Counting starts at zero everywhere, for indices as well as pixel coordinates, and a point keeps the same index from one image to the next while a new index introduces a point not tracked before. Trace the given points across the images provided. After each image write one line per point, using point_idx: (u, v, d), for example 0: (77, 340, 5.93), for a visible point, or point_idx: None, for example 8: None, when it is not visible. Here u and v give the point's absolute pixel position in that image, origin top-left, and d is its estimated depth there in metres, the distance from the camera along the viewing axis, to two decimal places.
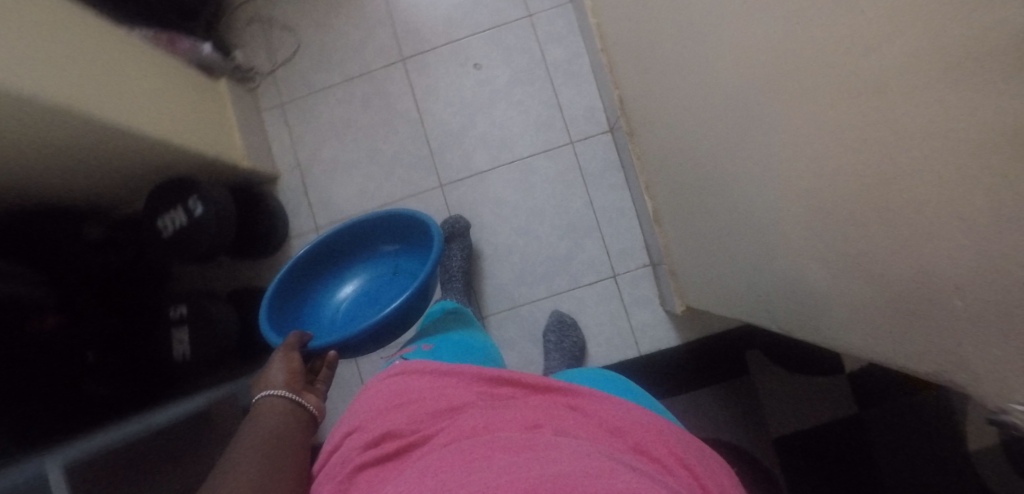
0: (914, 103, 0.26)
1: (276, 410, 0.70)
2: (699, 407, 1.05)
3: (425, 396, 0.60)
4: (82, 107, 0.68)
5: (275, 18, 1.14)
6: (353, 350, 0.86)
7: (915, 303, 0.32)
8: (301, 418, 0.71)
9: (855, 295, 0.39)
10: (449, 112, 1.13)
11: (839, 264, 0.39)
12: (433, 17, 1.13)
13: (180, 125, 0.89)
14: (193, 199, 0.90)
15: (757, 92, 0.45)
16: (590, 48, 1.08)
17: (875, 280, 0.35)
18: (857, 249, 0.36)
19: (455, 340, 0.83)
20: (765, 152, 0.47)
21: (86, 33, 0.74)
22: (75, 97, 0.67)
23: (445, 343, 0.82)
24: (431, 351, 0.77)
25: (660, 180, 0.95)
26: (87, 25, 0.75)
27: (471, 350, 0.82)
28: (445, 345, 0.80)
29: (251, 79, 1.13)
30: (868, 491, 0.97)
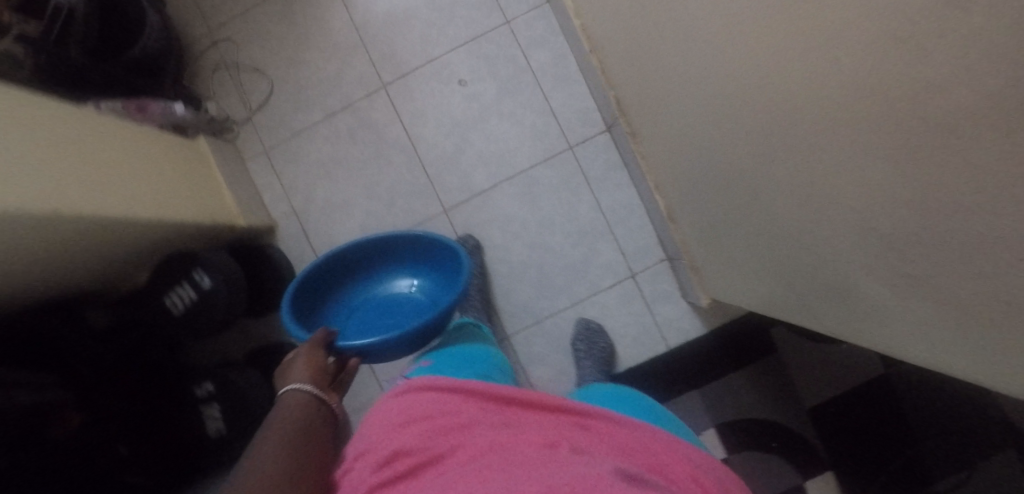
0: (969, 182, 0.26)
1: (300, 402, 0.71)
2: (733, 390, 1.07)
3: (436, 412, 0.59)
4: (70, 210, 0.64)
5: (242, 61, 1.08)
6: (373, 357, 0.84)
7: (999, 343, 0.32)
8: (324, 413, 0.72)
9: (931, 318, 0.39)
10: (441, 133, 1.09)
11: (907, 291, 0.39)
12: (407, 37, 1.08)
13: (167, 198, 0.84)
14: (198, 271, 0.87)
15: (794, 119, 0.44)
16: (575, 48, 1.05)
17: (957, 313, 0.35)
18: (932, 283, 0.36)
19: (461, 353, 0.81)
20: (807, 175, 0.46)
21: (57, 125, 0.69)
22: (60, 202, 0.63)
23: (445, 356, 0.80)
24: (436, 367, 0.75)
25: (668, 177, 0.94)
26: (55, 115, 0.70)
27: (480, 362, 0.80)
28: (454, 360, 0.78)
29: (228, 128, 1.08)
30: (903, 447, 1.01)
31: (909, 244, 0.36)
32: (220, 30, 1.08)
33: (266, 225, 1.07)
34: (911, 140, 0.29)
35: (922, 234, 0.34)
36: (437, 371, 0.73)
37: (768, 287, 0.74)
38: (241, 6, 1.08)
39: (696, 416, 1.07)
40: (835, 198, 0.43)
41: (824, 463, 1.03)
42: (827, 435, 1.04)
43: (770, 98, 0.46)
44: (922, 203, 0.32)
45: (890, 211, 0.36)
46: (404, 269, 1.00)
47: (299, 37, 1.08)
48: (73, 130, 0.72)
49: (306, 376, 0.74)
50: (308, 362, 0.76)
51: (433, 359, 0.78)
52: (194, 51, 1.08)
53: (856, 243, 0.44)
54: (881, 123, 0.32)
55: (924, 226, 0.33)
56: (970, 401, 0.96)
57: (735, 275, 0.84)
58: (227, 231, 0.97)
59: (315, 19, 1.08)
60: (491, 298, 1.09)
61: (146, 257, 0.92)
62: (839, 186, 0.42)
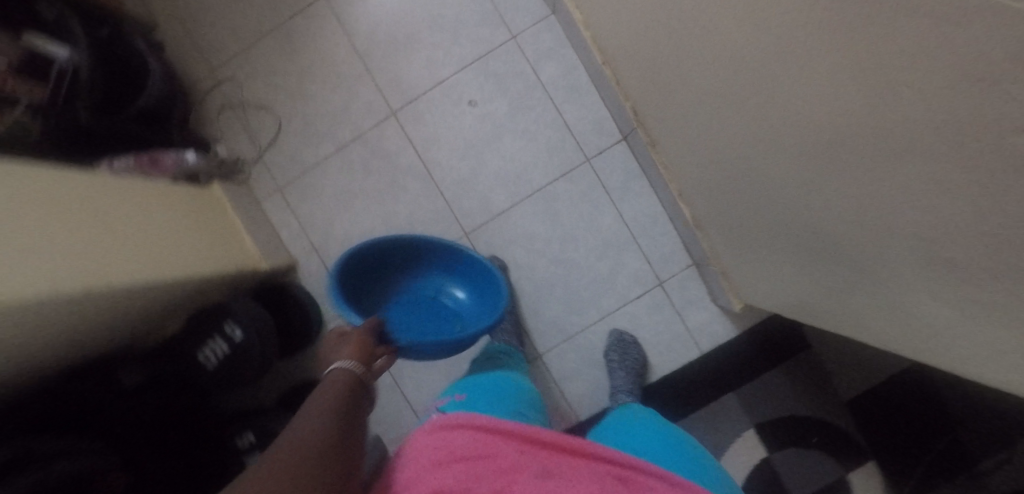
0: None
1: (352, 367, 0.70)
2: (773, 391, 1.06)
3: (479, 451, 0.55)
4: (100, 281, 0.63)
5: (247, 100, 1.07)
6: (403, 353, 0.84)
7: None
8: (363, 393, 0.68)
9: None
10: (455, 156, 1.07)
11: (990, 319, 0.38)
12: (413, 61, 1.07)
13: (190, 250, 0.83)
14: (230, 324, 0.88)
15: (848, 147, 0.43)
16: (586, 59, 1.03)
17: None
18: None
19: (493, 383, 0.78)
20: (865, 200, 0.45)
21: (77, 192, 0.68)
22: (89, 274, 0.62)
23: (478, 388, 0.76)
24: (469, 400, 0.71)
25: (691, 185, 0.93)
26: (74, 181, 0.69)
27: (512, 394, 0.77)
28: (486, 391, 0.74)
29: (240, 169, 1.07)
30: (946, 437, 1.00)
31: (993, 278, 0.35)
32: (224, 71, 1.07)
33: (287, 264, 1.05)
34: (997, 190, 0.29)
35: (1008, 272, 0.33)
36: (471, 405, 0.70)
37: (815, 295, 0.73)
38: (243, 45, 1.07)
39: (735, 420, 1.06)
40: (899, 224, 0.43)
41: (866, 455, 1.03)
42: (866, 426, 1.04)
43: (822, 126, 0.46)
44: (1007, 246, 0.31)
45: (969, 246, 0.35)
46: (455, 281, 1.01)
47: (304, 70, 1.07)
48: (93, 195, 0.70)
49: (360, 345, 0.74)
50: (363, 334, 0.76)
51: (464, 391, 0.75)
52: (199, 93, 1.07)
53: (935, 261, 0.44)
54: (961, 165, 0.31)
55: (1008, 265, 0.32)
56: (1005, 404, 0.97)
57: (774, 280, 0.83)
58: (250, 275, 0.96)
59: (318, 51, 1.07)
60: (520, 317, 1.08)
61: (177, 314, 0.93)
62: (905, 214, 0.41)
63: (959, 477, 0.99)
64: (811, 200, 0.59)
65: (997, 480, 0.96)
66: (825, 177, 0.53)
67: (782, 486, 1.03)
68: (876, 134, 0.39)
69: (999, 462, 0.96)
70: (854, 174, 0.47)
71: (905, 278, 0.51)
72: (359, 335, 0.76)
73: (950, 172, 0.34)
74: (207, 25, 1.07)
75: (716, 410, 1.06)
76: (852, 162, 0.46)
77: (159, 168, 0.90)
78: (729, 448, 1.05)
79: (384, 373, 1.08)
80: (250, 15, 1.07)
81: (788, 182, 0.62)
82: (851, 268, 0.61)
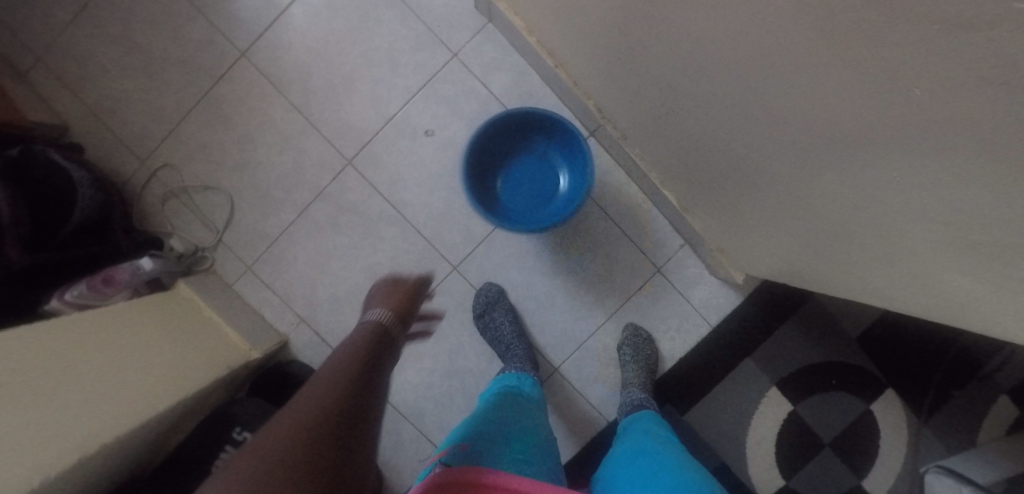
0: None
1: (398, 312, 0.73)
2: (790, 347, 1.07)
3: None
4: (93, 442, 0.58)
5: (191, 183, 1.00)
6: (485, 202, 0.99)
7: None
8: (386, 350, 0.65)
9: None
10: (424, 191, 1.03)
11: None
12: (357, 103, 1.01)
13: (177, 368, 0.78)
14: (239, 429, 0.83)
15: (867, 137, 0.41)
16: (536, 63, 0.99)
17: None
18: None
19: (500, 430, 0.66)
20: (883, 182, 0.44)
21: (37, 349, 0.63)
22: (80, 438, 0.58)
23: (484, 435, 0.63)
24: (474, 447, 0.60)
25: (671, 169, 0.91)
26: (30, 339, 0.63)
27: (522, 441, 0.65)
28: (496, 440, 0.62)
29: (202, 258, 1.00)
30: (948, 353, 1.06)
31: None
32: (159, 158, 1.00)
33: (278, 343, 0.99)
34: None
35: None
36: (479, 452, 0.58)
37: (817, 266, 0.73)
38: (173, 127, 1.00)
39: (757, 383, 1.07)
40: (916, 203, 0.42)
41: (883, 385, 1.07)
42: (879, 358, 1.07)
43: (831, 116, 0.44)
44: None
45: (1002, 228, 0.34)
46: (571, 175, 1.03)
47: (245, 138, 1.00)
48: (43, 342, 0.64)
49: (408, 299, 0.78)
50: (413, 292, 0.80)
51: (467, 438, 0.63)
52: (138, 188, 1.00)
53: (940, 240, 0.43)
54: (986, 161, 0.31)
55: None
56: None
57: (770, 251, 0.83)
58: (243, 367, 0.91)
59: (256, 115, 1.00)
60: (528, 335, 1.06)
61: (173, 442, 0.85)
62: (924, 196, 0.40)
63: (965, 385, 1.05)
64: (802, 181, 0.59)
65: (999, 374, 1.05)
66: (824, 161, 0.52)
67: (812, 434, 1.06)
68: (885, 124, 0.38)
69: (1000, 359, 1.05)
70: (856, 160, 0.46)
71: (908, 257, 0.51)
72: (408, 292, 0.79)
73: (967, 169, 0.33)
74: (125, 115, 0.99)
75: (737, 378, 1.07)
76: (852, 149, 0.45)
77: (116, 285, 0.84)
78: (756, 412, 1.07)
79: (406, 426, 1.03)
80: (172, 93, 0.99)
81: (779, 165, 0.61)
82: (851, 246, 0.60)
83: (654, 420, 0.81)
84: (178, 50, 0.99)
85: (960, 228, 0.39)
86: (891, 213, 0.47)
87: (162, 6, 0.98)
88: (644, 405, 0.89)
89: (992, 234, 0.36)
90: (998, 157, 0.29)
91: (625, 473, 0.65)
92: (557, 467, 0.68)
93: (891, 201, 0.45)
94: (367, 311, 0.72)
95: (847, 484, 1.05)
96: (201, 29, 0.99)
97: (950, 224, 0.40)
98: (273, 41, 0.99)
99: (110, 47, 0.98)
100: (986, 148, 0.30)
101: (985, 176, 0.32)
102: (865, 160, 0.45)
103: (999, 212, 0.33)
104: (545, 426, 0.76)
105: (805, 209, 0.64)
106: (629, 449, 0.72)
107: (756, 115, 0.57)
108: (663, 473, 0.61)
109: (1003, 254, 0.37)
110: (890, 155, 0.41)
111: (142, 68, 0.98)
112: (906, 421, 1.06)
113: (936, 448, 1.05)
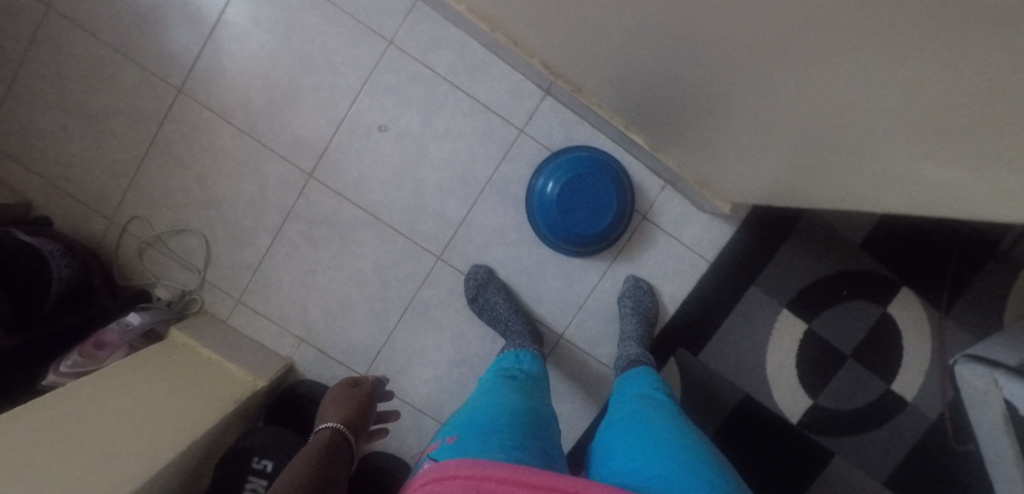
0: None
1: (353, 419, 0.79)
2: (794, 266, 1.04)
3: None
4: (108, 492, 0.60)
5: (163, 230, 1.00)
6: (560, 227, 0.98)
7: None
8: (333, 459, 0.70)
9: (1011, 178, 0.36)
10: (391, 188, 1.00)
11: (990, 159, 0.35)
12: (304, 114, 0.98)
13: (186, 411, 0.80)
14: (257, 458, 0.85)
15: (800, 26, 0.38)
16: (473, 32, 0.95)
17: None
18: (1008, 152, 0.32)
19: (489, 414, 0.68)
20: (830, 73, 0.41)
21: (42, 429, 0.66)
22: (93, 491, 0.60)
23: (469, 424, 0.65)
24: (461, 441, 0.60)
25: (629, 111, 0.88)
26: (36, 419, 0.67)
27: (509, 421, 0.66)
28: (480, 427, 0.63)
29: (192, 301, 1.01)
30: (958, 240, 1.02)
31: (970, 120, 0.32)
32: (125, 212, 0.99)
33: (284, 366, 1.01)
34: (954, 41, 0.25)
35: (988, 114, 0.30)
36: (466, 446, 0.58)
37: (795, 178, 0.70)
38: (130, 179, 0.99)
39: (767, 308, 1.05)
40: (863, 89, 0.39)
41: (896, 286, 1.03)
42: (888, 258, 1.03)
43: (760, 13, 0.40)
44: (979, 93, 0.28)
45: (943, 97, 0.32)
46: (597, 199, 0.97)
47: (203, 175, 0.99)
48: (33, 426, 0.66)
49: (363, 404, 0.84)
50: (369, 396, 0.85)
51: (458, 432, 0.64)
52: (112, 246, 1.00)
53: (897, 127, 0.40)
54: (903, 29, 0.28)
55: (985, 107, 0.29)
56: None
57: (750, 175, 0.79)
58: (254, 397, 0.92)
59: (209, 149, 0.99)
60: (526, 309, 1.04)
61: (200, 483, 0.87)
62: (866, 80, 0.37)
63: (980, 269, 1.01)
64: (758, 94, 0.55)
65: (1015, 250, 1.01)
66: (773, 64, 0.47)
67: (832, 348, 1.04)
68: (812, 9, 0.34)
69: (1016, 235, 1.00)
70: (800, 55, 0.42)
71: (878, 151, 0.47)
72: (363, 397, 0.84)
73: (896, 44, 0.30)
74: (81, 177, 0.98)
75: (745, 308, 1.05)
76: (790, 44, 0.42)
77: (108, 347, 0.87)
78: (771, 338, 1.05)
79: (426, 420, 1.04)
80: (121, 145, 0.98)
81: (731, 81, 0.57)
82: (821, 151, 0.56)
83: (649, 377, 0.84)
84: (115, 100, 0.97)
85: (907, 106, 0.36)
86: (846, 106, 0.44)
87: (87, 59, 0.95)
88: (639, 359, 0.89)
89: (940, 107, 0.33)
90: (910, 20, 0.26)
91: (615, 446, 0.68)
92: (554, 446, 0.68)
93: (842, 92, 0.42)
94: (321, 423, 0.78)
95: (876, 390, 1.04)
96: (132, 74, 0.96)
97: (898, 105, 0.37)
98: (206, 69, 0.97)
99: (49, 112, 0.96)
100: (899, 15, 0.27)
101: (906, 46, 0.29)
102: (807, 55, 0.41)
103: (943, 84, 0.30)
104: (541, 405, 0.76)
105: (768, 123, 0.60)
106: (622, 418, 0.74)
107: (695, 31, 0.53)
108: (656, 449, 0.62)
109: (963, 131, 0.34)
110: (833, 43, 0.36)
111: (85, 127, 0.97)
112: (927, 316, 1.03)
113: (961, 337, 1.03)
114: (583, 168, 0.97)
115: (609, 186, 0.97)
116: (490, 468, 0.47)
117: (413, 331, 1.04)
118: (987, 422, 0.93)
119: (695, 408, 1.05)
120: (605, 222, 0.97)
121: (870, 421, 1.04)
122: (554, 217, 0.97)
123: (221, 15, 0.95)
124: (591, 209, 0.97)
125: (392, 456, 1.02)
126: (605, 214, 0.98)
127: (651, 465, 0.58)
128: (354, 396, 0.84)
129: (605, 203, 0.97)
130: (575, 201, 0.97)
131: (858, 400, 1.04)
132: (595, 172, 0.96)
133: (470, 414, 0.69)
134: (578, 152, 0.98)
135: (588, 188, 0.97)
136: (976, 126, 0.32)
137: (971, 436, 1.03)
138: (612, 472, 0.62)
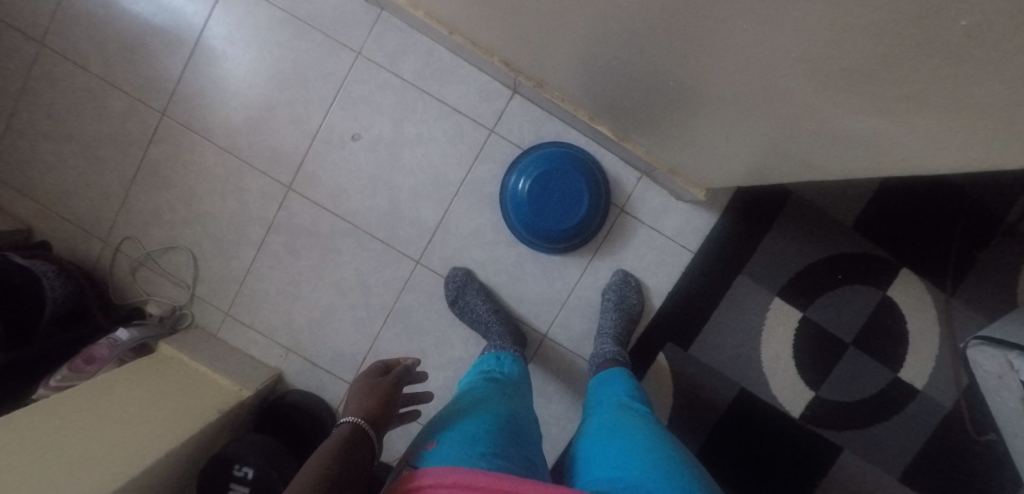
0: None
1: (378, 413, 0.67)
2: (783, 253, 1.00)
3: None
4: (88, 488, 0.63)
5: (153, 249, 1.04)
6: (534, 225, 0.97)
7: (1002, 112, 0.28)
8: (352, 465, 0.58)
9: (924, 115, 0.34)
10: (368, 195, 1.02)
11: (896, 95, 0.34)
12: (280, 129, 1.01)
13: (178, 419, 0.82)
14: (238, 465, 0.85)
15: None
16: (437, 37, 0.96)
17: (942, 99, 0.30)
18: (902, 78, 0.31)
19: (470, 420, 0.65)
20: (738, 21, 0.39)
21: (38, 436, 0.69)
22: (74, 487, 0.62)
23: (452, 431, 0.63)
24: (442, 446, 0.58)
25: (591, 102, 0.87)
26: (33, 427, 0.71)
27: (491, 429, 0.64)
28: (463, 434, 0.61)
29: (184, 315, 1.05)
30: (958, 219, 0.96)
31: (859, 45, 0.31)
32: (118, 233, 1.04)
33: (273, 376, 1.03)
34: None
35: (869, 32, 0.29)
36: (442, 453, 0.56)
37: (758, 156, 0.67)
38: (122, 201, 1.03)
39: (758, 298, 1.00)
40: (771, 32, 0.37)
41: (896, 268, 0.98)
42: (885, 237, 0.98)
43: None
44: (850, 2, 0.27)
45: (830, 20, 0.31)
46: (570, 192, 0.96)
47: (189, 194, 1.03)
48: (28, 439, 0.68)
49: (393, 392, 0.72)
50: (396, 383, 0.73)
51: (439, 437, 0.62)
52: (108, 266, 1.05)
53: (811, 73, 0.39)
54: None
55: (862, 22, 0.28)
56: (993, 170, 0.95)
57: (719, 160, 0.77)
58: (241, 406, 0.94)
59: (192, 168, 1.02)
60: (508, 309, 1.04)
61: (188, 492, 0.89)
62: (770, 18, 0.36)
63: (984, 247, 0.96)
64: (697, 65, 0.53)
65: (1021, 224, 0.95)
66: (695, 26, 0.46)
67: (831, 337, 0.99)
68: None
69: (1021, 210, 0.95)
70: (712, 9, 0.40)
71: (815, 110, 0.45)
72: (392, 385, 0.73)
73: None
74: (77, 202, 1.03)
75: (734, 298, 1.01)
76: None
77: (97, 361, 0.92)
78: (764, 329, 1.01)
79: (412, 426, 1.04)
80: (112, 169, 1.03)
81: (670, 54, 0.56)
82: (768, 119, 0.54)
83: (629, 383, 0.82)
84: (105, 127, 1.02)
85: (809, 42, 0.35)
86: (765, 59, 0.42)
87: (79, 90, 1.01)
88: (615, 358, 0.89)
89: (831, 35, 0.32)
90: None
91: (593, 456, 0.65)
92: (532, 451, 0.66)
93: (756, 44, 0.41)
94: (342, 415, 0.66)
95: (882, 379, 0.98)
96: (119, 102, 1.01)
97: (802, 41, 0.36)
98: (187, 93, 1.01)
99: (48, 142, 1.02)
100: None
101: None
102: (716, 7, 0.40)
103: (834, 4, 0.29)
104: (521, 410, 0.74)
105: (714, 95, 0.58)
106: (602, 425, 0.71)
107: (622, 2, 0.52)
108: (637, 456, 0.59)
109: (870, 66, 0.32)
110: None
111: (81, 154, 1.02)
112: (931, 297, 0.97)
113: (970, 318, 0.97)
114: (553, 162, 0.96)
115: (581, 178, 0.96)
116: (472, 474, 0.46)
117: (397, 337, 1.04)
118: (1003, 406, 0.86)
119: (688, 405, 1.02)
120: (581, 216, 0.96)
121: (878, 413, 0.98)
122: (528, 216, 0.97)
123: (199, 39, 0.99)
124: (566, 201, 0.96)
125: (381, 463, 1.02)
126: (580, 206, 0.96)
127: (628, 478, 0.55)
128: (380, 381, 0.72)
129: (579, 195, 0.96)
130: (548, 196, 0.96)
131: (861, 391, 0.98)
132: (566, 166, 0.96)
133: (448, 420, 0.67)
134: (550, 147, 0.98)
135: (560, 182, 0.96)
136: (869, 54, 0.31)
137: (991, 425, 0.95)
138: (591, 483, 0.59)
